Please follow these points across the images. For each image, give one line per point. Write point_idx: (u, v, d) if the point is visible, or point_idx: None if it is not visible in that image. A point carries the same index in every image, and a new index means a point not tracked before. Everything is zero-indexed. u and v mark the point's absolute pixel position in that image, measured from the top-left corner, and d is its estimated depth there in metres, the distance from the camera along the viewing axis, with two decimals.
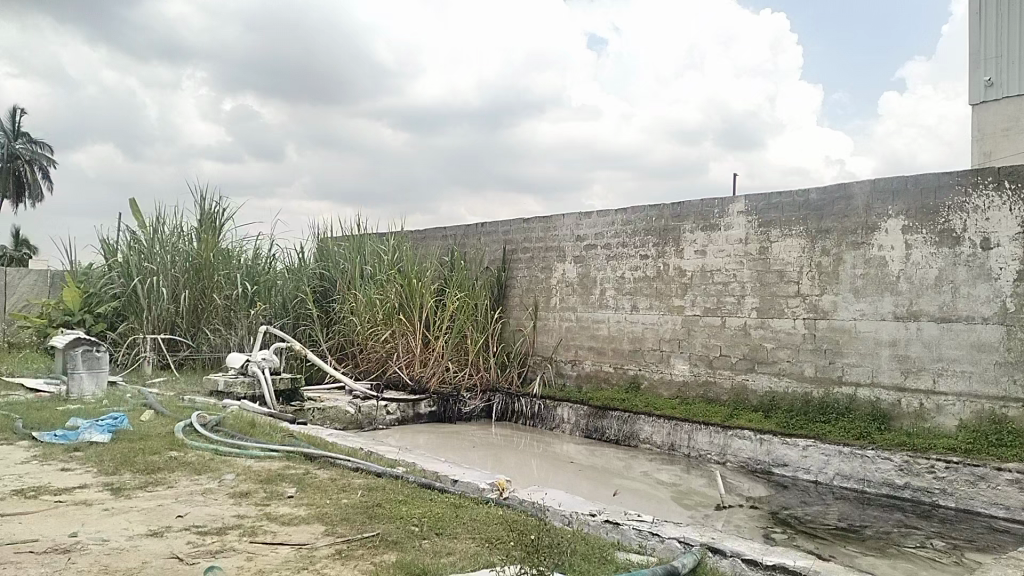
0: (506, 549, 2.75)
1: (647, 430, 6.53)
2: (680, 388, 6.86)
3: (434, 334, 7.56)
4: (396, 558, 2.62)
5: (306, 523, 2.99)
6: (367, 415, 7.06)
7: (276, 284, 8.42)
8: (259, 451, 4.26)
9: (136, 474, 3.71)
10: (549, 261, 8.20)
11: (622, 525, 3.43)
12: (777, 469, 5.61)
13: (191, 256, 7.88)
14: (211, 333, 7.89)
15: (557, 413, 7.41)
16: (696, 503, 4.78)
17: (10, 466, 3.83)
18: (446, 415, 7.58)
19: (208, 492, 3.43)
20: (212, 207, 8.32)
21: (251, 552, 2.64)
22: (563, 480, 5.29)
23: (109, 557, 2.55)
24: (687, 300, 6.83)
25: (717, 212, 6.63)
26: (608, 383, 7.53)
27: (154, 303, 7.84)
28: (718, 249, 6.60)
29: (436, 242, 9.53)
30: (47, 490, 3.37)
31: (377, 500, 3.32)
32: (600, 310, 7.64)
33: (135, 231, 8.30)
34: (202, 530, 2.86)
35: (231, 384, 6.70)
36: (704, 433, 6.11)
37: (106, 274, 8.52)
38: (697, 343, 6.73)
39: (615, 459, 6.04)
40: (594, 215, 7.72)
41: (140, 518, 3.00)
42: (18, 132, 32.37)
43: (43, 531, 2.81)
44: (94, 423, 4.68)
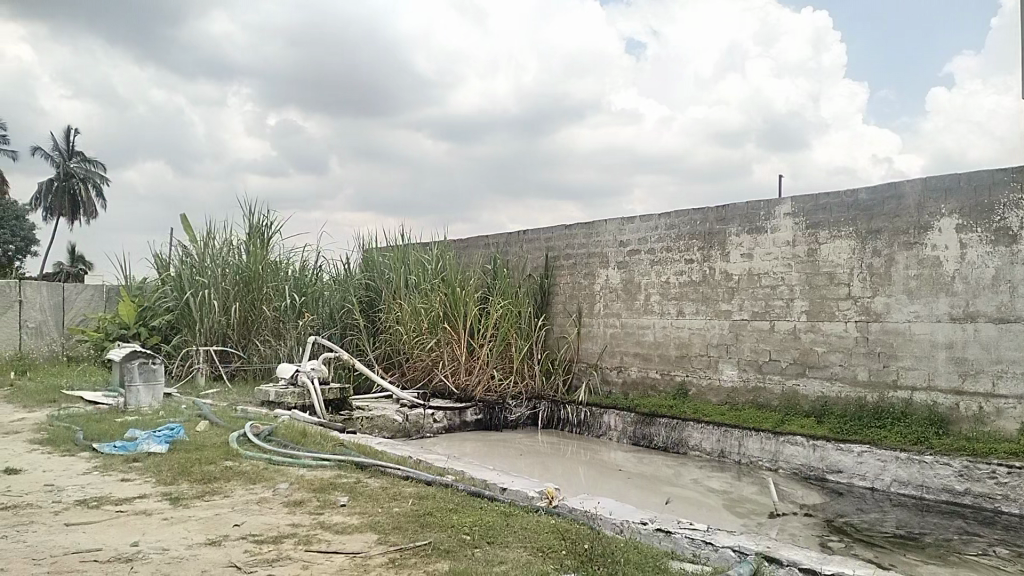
0: (558, 558, 2.74)
1: (696, 436, 6.46)
2: (729, 393, 6.76)
3: (478, 342, 7.59)
4: (449, 567, 2.62)
5: (359, 531, 3.01)
6: (415, 424, 7.10)
7: (323, 295, 8.55)
8: (311, 460, 4.31)
9: (193, 484, 3.78)
10: (593, 267, 8.16)
11: (674, 534, 3.39)
12: (831, 475, 5.50)
13: (241, 269, 8.06)
14: (261, 344, 8.05)
15: (603, 420, 7.36)
16: (749, 511, 4.69)
17: (73, 476, 3.95)
18: (492, 423, 7.59)
19: (263, 501, 3.47)
20: (260, 220, 8.50)
21: (306, 561, 2.66)
22: (612, 487, 5.25)
23: (170, 565, 2.60)
24: (734, 305, 6.74)
25: (763, 214, 6.54)
26: (655, 390, 7.46)
27: (206, 316, 8.00)
28: (765, 251, 6.50)
29: (479, 251, 9.55)
30: (108, 501, 3.45)
31: (428, 509, 3.33)
32: (645, 316, 7.57)
33: (186, 246, 8.50)
34: (258, 539, 2.90)
35: (281, 394, 6.79)
36: (755, 439, 6.00)
37: (160, 288, 8.75)
38: (746, 348, 6.63)
39: (664, 467, 5.97)
40: (637, 220, 7.68)
41: (198, 527, 3.06)
42: (73, 151, 33.38)
43: (106, 540, 2.88)
44: (152, 434, 4.78)
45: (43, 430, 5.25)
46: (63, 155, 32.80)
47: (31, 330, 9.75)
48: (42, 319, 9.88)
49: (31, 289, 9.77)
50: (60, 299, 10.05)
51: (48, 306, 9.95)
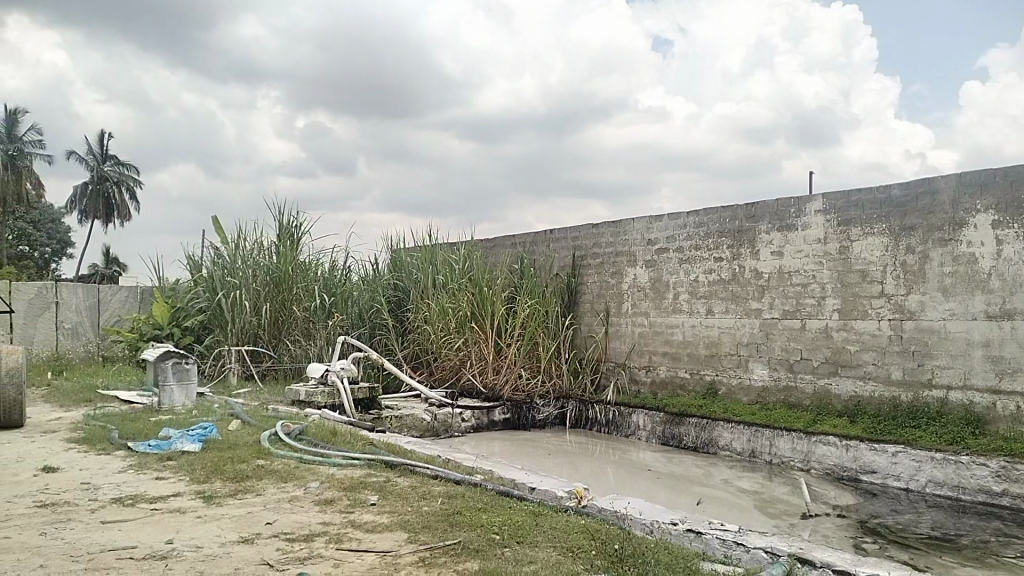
0: (588, 559, 2.73)
1: (726, 436, 6.40)
2: (759, 393, 6.69)
3: (506, 342, 7.59)
4: (478, 566, 2.62)
5: (389, 530, 3.02)
6: (443, 423, 7.12)
7: (353, 296, 8.62)
8: (341, 459, 4.33)
9: (226, 482, 3.83)
10: (620, 266, 8.12)
11: (705, 534, 3.36)
12: (865, 476, 5.41)
13: (272, 269, 8.16)
14: (291, 344, 8.14)
15: (632, 420, 7.32)
16: (781, 512, 4.64)
17: (109, 474, 4.02)
18: (520, 423, 7.61)
19: (295, 500, 3.51)
20: (290, 222, 8.59)
21: (337, 559, 2.68)
22: (642, 487, 5.22)
23: (204, 563, 2.63)
24: (765, 303, 6.67)
25: (793, 211, 6.46)
26: (684, 389, 7.41)
27: (237, 316, 8.09)
28: (796, 249, 6.42)
29: (506, 250, 9.55)
30: (143, 499, 3.50)
31: (457, 508, 3.34)
32: (674, 314, 7.53)
33: (218, 247, 8.62)
34: (290, 537, 2.93)
35: (312, 394, 6.87)
36: (786, 439, 5.94)
37: (192, 289, 8.88)
38: (777, 347, 6.56)
39: (694, 467, 5.92)
40: (665, 218, 7.63)
41: (231, 525, 3.10)
42: (107, 155, 33.97)
43: (142, 538, 2.93)
44: (185, 433, 4.85)
45: (80, 429, 5.35)
46: (97, 159, 33.42)
47: (68, 330, 9.96)
48: (78, 320, 10.07)
49: (67, 290, 9.97)
50: (95, 300, 10.24)
51: (84, 306, 10.14)
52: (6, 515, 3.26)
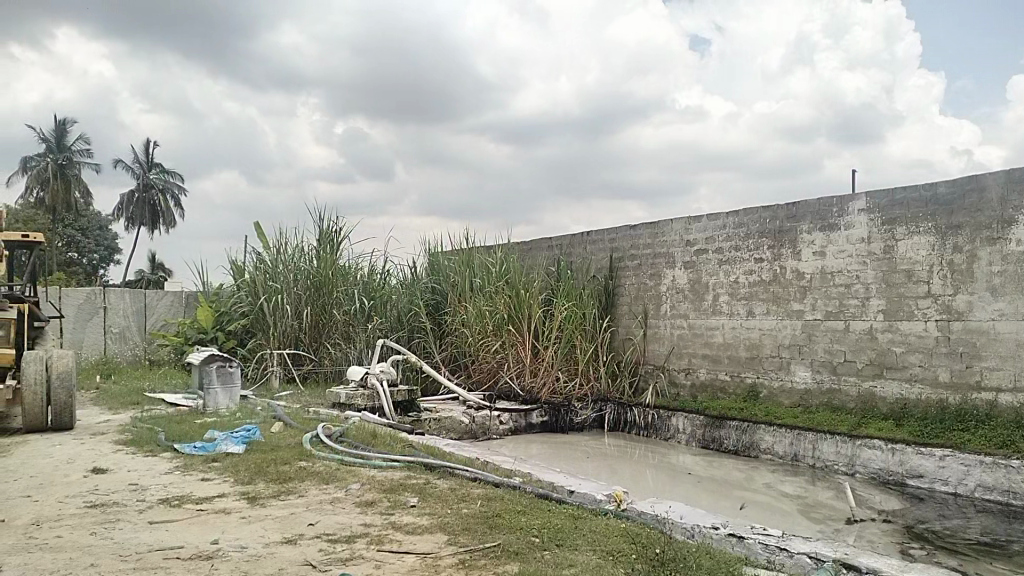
0: (628, 563, 2.71)
1: (768, 439, 6.31)
2: (802, 396, 6.58)
3: (543, 345, 7.60)
4: (519, 569, 2.62)
5: (429, 532, 3.04)
6: (482, 425, 7.14)
7: (392, 299, 8.64)
8: (382, 461, 4.37)
9: (269, 484, 3.89)
10: (659, 267, 8.06)
11: (747, 539, 3.32)
12: (912, 480, 5.28)
13: (312, 273, 8.36)
14: (332, 347, 8.25)
15: (672, 423, 7.24)
16: (825, 517, 4.56)
17: (157, 476, 4.11)
18: (558, 425, 7.58)
19: (336, 501, 3.55)
20: (330, 226, 8.72)
21: (379, 560, 2.71)
22: (682, 491, 5.17)
23: (248, 563, 2.68)
24: (807, 304, 6.57)
25: (835, 211, 6.35)
26: (725, 392, 7.32)
27: (279, 320, 8.27)
28: (839, 249, 6.31)
29: (543, 252, 9.55)
30: (189, 500, 3.57)
31: (496, 511, 3.34)
32: (714, 316, 7.45)
33: (260, 252, 8.77)
34: (332, 538, 2.96)
35: (352, 396, 6.95)
36: (830, 442, 5.84)
37: (235, 293, 9.05)
38: (819, 349, 6.45)
39: (735, 471, 5.85)
40: (704, 218, 7.55)
41: (275, 526, 3.14)
42: (152, 163, 34.76)
43: (189, 538, 2.99)
44: (230, 435, 4.95)
45: (128, 431, 5.49)
46: (143, 167, 34.25)
47: (116, 334, 10.21)
48: (126, 324, 10.32)
49: (115, 295, 10.24)
50: (142, 305, 10.48)
51: (131, 311, 10.38)
52: (58, 514, 3.35)
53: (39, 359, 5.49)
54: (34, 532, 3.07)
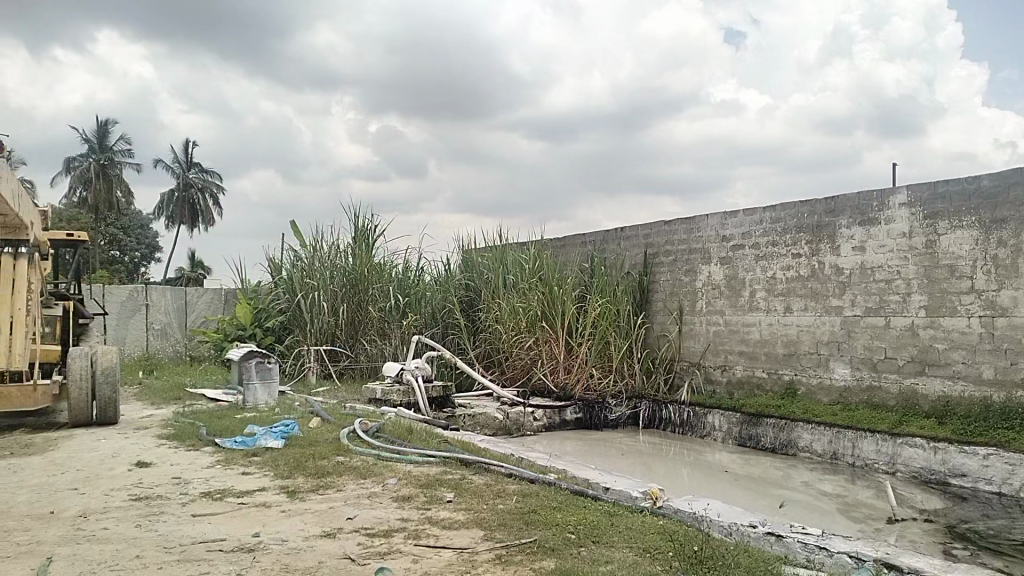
0: (665, 560, 2.70)
1: (806, 437, 6.23)
2: (841, 393, 6.48)
3: (577, 341, 7.60)
4: (555, 565, 2.63)
5: (466, 527, 3.05)
6: (515, 421, 7.18)
7: (426, 296, 8.72)
8: (417, 457, 4.40)
9: (308, 478, 3.94)
10: (694, 263, 7.99)
11: (786, 538, 3.28)
12: (954, 479, 5.18)
13: (348, 271, 8.43)
14: (368, 344, 8.34)
15: (708, 421, 7.19)
16: (866, 516, 4.49)
17: (199, 470, 4.18)
18: (593, 422, 7.54)
19: (374, 495, 3.58)
20: (365, 224, 8.79)
21: (416, 554, 2.73)
22: (721, 489, 5.12)
23: (289, 556, 2.71)
24: (847, 300, 6.47)
25: (876, 205, 6.24)
26: (762, 390, 7.25)
27: (316, 317, 8.37)
28: (879, 244, 6.20)
29: (576, 249, 9.54)
30: (231, 493, 3.63)
31: (532, 507, 3.34)
32: (751, 313, 7.37)
33: (297, 250, 8.88)
34: (370, 532, 2.99)
35: (387, 392, 7.01)
36: (869, 441, 5.74)
37: (273, 290, 9.20)
38: (859, 346, 6.35)
39: (772, 469, 5.78)
40: (740, 213, 7.46)
41: (314, 520, 3.18)
42: (191, 162, 35.33)
43: (232, 531, 3.04)
44: (269, 429, 5.01)
45: (171, 426, 5.60)
46: (182, 167, 34.85)
47: (158, 331, 10.41)
48: (167, 322, 10.52)
49: (157, 293, 10.45)
50: (182, 302, 10.67)
51: (172, 308, 10.58)
52: (104, 507, 3.43)
53: (83, 355, 5.62)
54: (82, 524, 3.15)
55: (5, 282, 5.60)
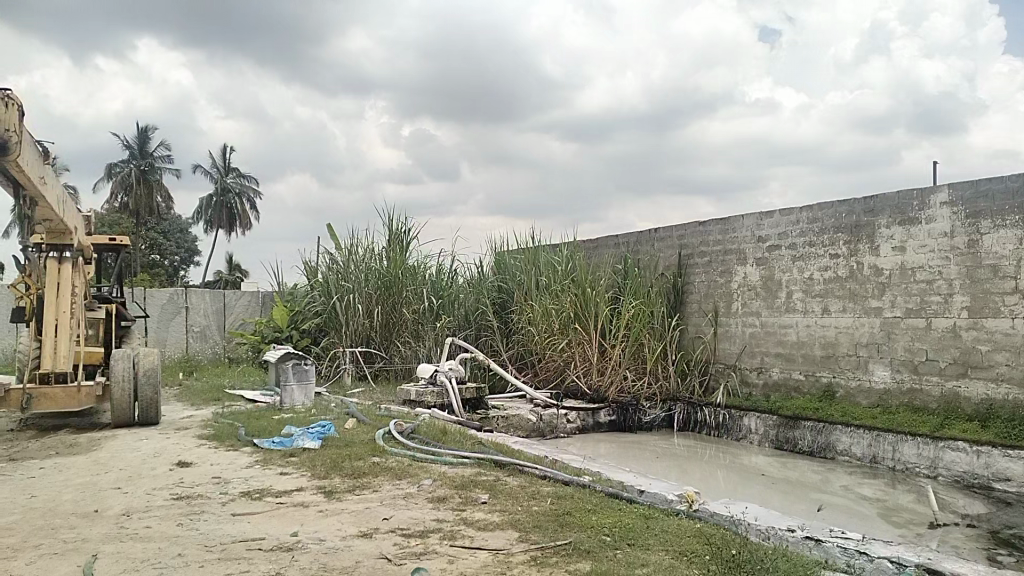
0: (701, 564, 2.67)
1: (845, 441, 6.13)
2: (881, 396, 6.37)
3: (611, 344, 7.57)
4: (591, 567, 2.62)
5: (501, 528, 3.06)
6: (549, 424, 7.12)
7: (459, 298, 8.76)
8: (452, 458, 4.42)
9: (345, 479, 3.98)
10: (729, 264, 7.91)
11: (825, 542, 3.22)
12: (999, 484, 5.06)
13: (382, 274, 8.50)
14: (402, 346, 8.40)
15: (744, 423, 7.10)
16: (906, 521, 4.40)
17: (238, 470, 4.25)
18: (627, 424, 7.44)
19: (410, 496, 3.60)
20: (399, 227, 8.87)
21: (451, 555, 2.74)
22: (756, 493, 5.06)
23: (327, 555, 2.74)
24: (886, 301, 6.36)
25: (916, 205, 6.12)
26: (799, 392, 7.15)
27: (351, 319, 8.51)
28: (919, 244, 6.08)
29: (609, 251, 9.50)
30: (269, 493, 3.68)
31: (567, 509, 3.34)
32: (788, 314, 7.27)
33: (332, 253, 8.99)
34: (406, 533, 3.01)
35: (421, 394, 7.06)
36: (910, 444, 5.63)
37: (309, 293, 9.32)
38: (899, 347, 6.23)
39: (810, 472, 5.70)
40: (776, 214, 7.38)
41: (351, 520, 3.21)
42: (229, 168, 35.95)
43: (270, 530, 3.08)
44: (306, 431, 5.06)
45: (210, 427, 5.69)
46: (220, 172, 35.48)
47: (197, 333, 10.61)
48: (206, 324, 10.70)
49: (196, 296, 10.64)
50: (221, 306, 10.84)
51: (211, 311, 10.76)
52: (147, 506, 3.50)
53: (126, 356, 5.74)
54: (125, 522, 3.22)
55: (51, 286, 5.74)
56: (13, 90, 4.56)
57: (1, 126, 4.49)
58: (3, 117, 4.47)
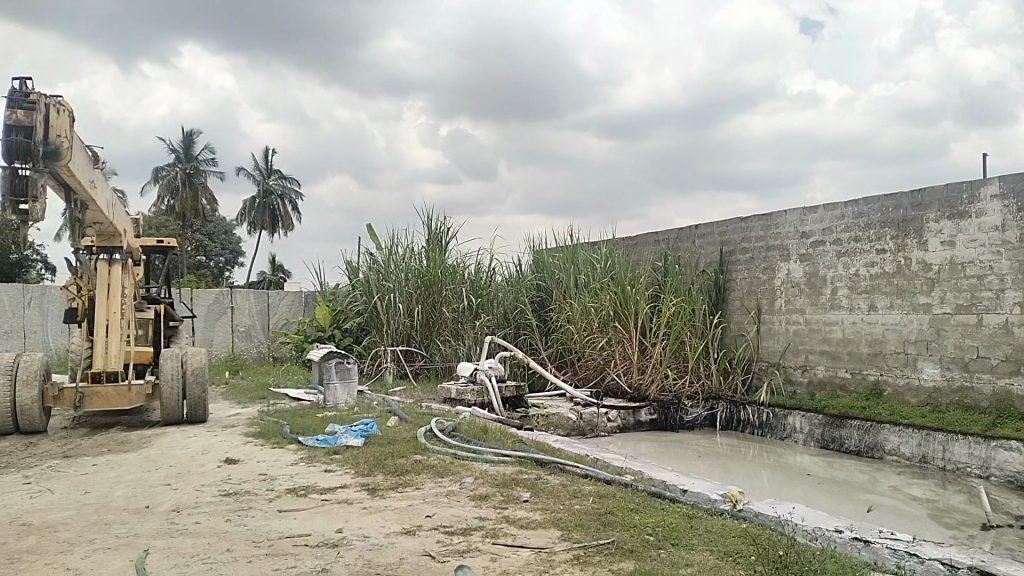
0: (747, 565, 2.65)
1: (893, 440, 6.01)
2: (930, 394, 6.22)
3: (651, 342, 7.53)
4: (634, 567, 2.61)
5: (543, 527, 3.06)
6: (590, 422, 7.11)
7: (498, 296, 8.78)
8: (493, 456, 4.43)
9: (388, 476, 4.02)
10: (772, 261, 7.80)
11: (874, 544, 3.14)
12: None
13: (422, 273, 8.56)
14: (442, 344, 8.47)
15: (788, 422, 6.99)
16: (958, 523, 4.29)
17: (283, 467, 4.32)
18: (668, 423, 7.40)
19: (452, 494, 3.62)
20: (438, 227, 8.92)
21: (495, 553, 2.75)
22: (802, 493, 4.98)
23: (371, 552, 2.77)
24: (935, 297, 6.20)
25: (965, 198, 5.96)
26: (845, 390, 7.01)
27: (392, 317, 8.57)
28: (969, 238, 5.92)
29: (648, 248, 9.44)
30: (314, 490, 3.73)
31: (610, 508, 3.33)
32: (833, 311, 7.15)
33: (373, 253, 9.08)
34: (449, 530, 3.03)
35: (462, 392, 7.10)
36: (961, 444, 5.49)
37: (351, 292, 9.42)
38: (949, 345, 6.08)
39: (857, 473, 5.59)
40: (820, 209, 7.26)
41: (395, 517, 3.24)
42: (272, 170, 36.50)
43: (315, 526, 3.12)
44: (349, 429, 5.11)
45: (256, 424, 5.79)
46: (263, 175, 36.05)
47: (242, 333, 10.80)
48: (251, 324, 10.89)
49: (241, 296, 10.83)
50: (265, 305, 11.02)
51: (255, 311, 10.94)
52: (196, 502, 3.57)
53: (175, 356, 5.88)
54: (175, 518, 3.29)
55: (102, 287, 5.89)
56: (64, 97, 4.76)
57: (52, 133, 4.66)
58: (54, 123, 4.64)
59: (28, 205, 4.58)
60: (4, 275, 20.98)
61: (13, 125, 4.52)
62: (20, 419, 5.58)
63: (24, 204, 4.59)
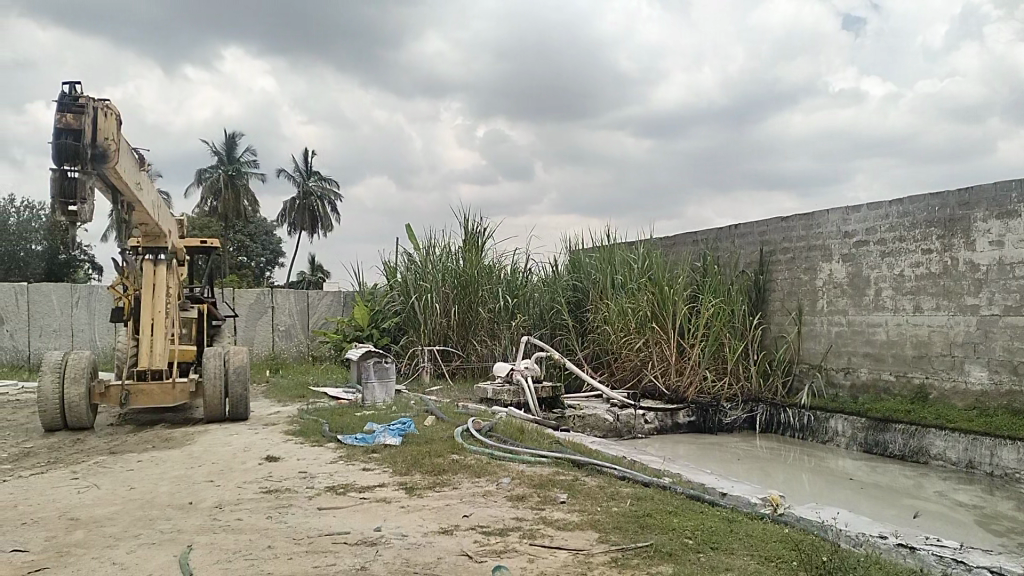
0: (789, 570, 2.60)
1: (939, 445, 5.87)
2: (977, 398, 6.07)
3: (689, 343, 7.47)
4: (673, 570, 2.59)
5: (580, 529, 3.05)
6: (627, 424, 7.04)
7: (534, 297, 8.78)
8: (531, 457, 4.43)
9: (425, 475, 4.04)
10: (814, 261, 7.67)
11: (920, 551, 3.07)
12: None
13: (458, 274, 8.60)
14: (478, 344, 8.51)
15: (830, 426, 6.86)
16: (1007, 530, 4.17)
17: (323, 465, 4.37)
18: (707, 425, 7.31)
19: (488, 494, 3.63)
20: (474, 227, 8.94)
21: (532, 554, 2.75)
22: (843, 498, 4.90)
23: (409, 551, 2.79)
24: (983, 298, 6.04)
25: (1015, 196, 5.78)
26: (889, 393, 6.87)
27: (429, 317, 8.61)
28: (1019, 238, 5.75)
29: (687, 248, 9.36)
30: (353, 488, 3.77)
31: (648, 510, 3.30)
32: (876, 312, 7.01)
33: (411, 253, 9.14)
34: (486, 530, 3.03)
35: (498, 392, 7.11)
36: (1010, 449, 5.34)
37: (389, 292, 9.49)
38: (998, 347, 5.92)
39: (902, 477, 5.48)
40: (864, 208, 7.12)
41: (432, 516, 3.26)
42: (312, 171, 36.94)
43: (354, 524, 3.15)
44: (387, 428, 5.15)
45: (296, 423, 5.87)
46: (303, 176, 36.51)
47: (282, 332, 10.96)
48: (292, 323, 11.04)
49: (281, 296, 10.99)
50: (305, 305, 11.17)
51: (296, 310, 11.10)
52: (238, 499, 3.63)
53: (217, 354, 5.99)
54: (217, 514, 3.35)
55: (147, 287, 6.02)
56: (110, 101, 4.89)
57: (99, 136, 4.80)
58: (102, 126, 4.79)
59: (76, 207, 4.63)
60: (54, 275, 21.63)
61: (62, 128, 4.63)
62: (68, 416, 5.73)
63: (72, 206, 4.63)
